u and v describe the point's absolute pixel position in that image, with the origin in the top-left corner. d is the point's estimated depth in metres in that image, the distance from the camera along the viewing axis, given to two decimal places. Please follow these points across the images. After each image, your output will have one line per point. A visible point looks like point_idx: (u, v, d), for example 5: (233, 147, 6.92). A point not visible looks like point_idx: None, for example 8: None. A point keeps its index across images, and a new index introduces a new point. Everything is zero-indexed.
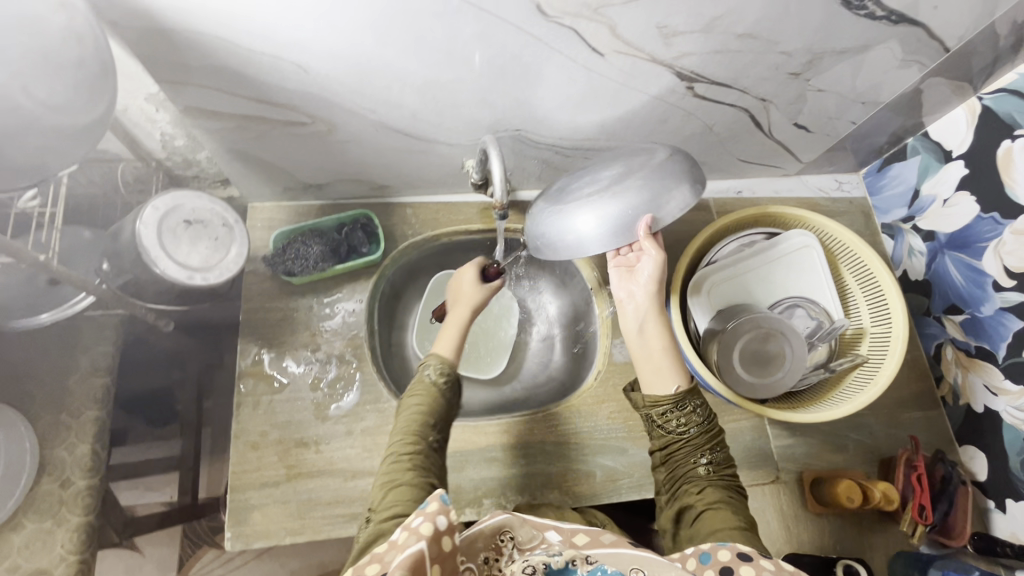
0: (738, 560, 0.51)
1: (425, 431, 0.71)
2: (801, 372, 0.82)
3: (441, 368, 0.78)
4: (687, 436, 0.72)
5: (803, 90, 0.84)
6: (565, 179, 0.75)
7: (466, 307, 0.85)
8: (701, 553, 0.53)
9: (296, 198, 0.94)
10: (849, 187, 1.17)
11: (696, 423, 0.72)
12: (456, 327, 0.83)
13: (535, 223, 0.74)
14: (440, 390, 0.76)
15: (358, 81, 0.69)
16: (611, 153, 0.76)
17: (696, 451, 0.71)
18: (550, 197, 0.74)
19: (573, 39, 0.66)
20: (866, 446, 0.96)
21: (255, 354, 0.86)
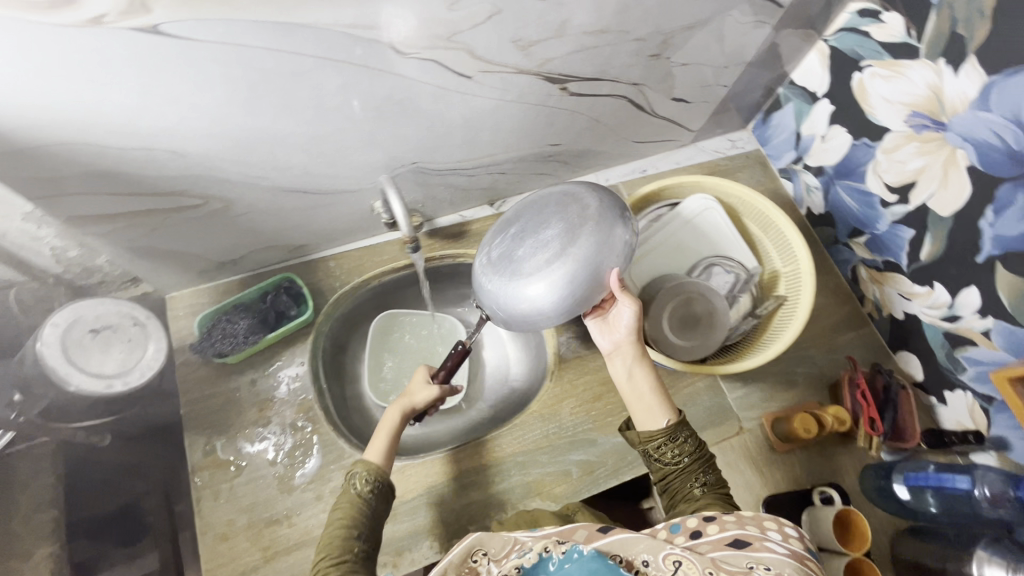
0: (703, 521, 0.58)
1: (346, 545, 0.67)
2: (728, 325, 0.87)
3: (367, 477, 0.73)
4: (682, 464, 0.70)
5: (668, 68, 0.90)
6: (505, 242, 0.74)
7: (400, 407, 0.81)
8: (671, 524, 0.59)
9: (214, 278, 0.93)
10: (742, 143, 1.25)
11: (689, 451, 0.71)
12: (388, 429, 0.79)
13: (491, 295, 0.74)
14: (364, 502, 0.71)
15: (239, 153, 0.69)
16: (531, 199, 0.76)
17: (691, 475, 0.70)
18: (496, 265, 0.73)
19: (437, 69, 0.69)
20: (813, 377, 1.01)
21: (205, 445, 0.84)
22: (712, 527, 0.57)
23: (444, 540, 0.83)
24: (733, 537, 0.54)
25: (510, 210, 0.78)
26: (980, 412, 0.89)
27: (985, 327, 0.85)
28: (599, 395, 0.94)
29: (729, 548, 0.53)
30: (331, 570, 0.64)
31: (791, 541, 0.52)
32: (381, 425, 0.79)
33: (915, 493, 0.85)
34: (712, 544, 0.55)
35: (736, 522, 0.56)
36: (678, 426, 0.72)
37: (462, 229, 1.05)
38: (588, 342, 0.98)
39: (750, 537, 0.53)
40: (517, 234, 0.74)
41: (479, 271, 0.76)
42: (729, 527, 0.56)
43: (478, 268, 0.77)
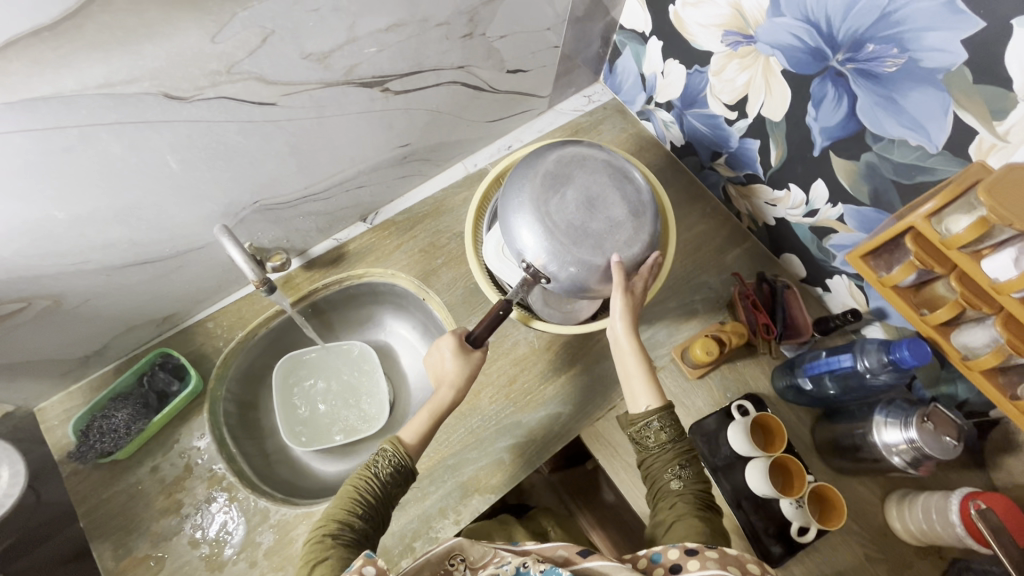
0: (685, 554, 0.58)
1: (349, 520, 0.67)
2: None
3: (394, 458, 0.73)
4: (661, 453, 0.74)
5: (488, 43, 0.90)
6: (573, 210, 0.75)
7: (449, 386, 0.79)
8: (653, 553, 0.60)
9: (83, 376, 0.86)
10: (598, 96, 1.26)
11: (669, 441, 0.74)
12: (437, 409, 0.79)
13: (570, 263, 0.74)
14: (379, 482, 0.72)
15: (45, 245, 0.64)
16: (582, 169, 0.79)
17: (667, 467, 0.73)
18: (572, 237, 0.74)
19: (232, 104, 0.65)
20: (710, 300, 1.06)
21: (117, 549, 0.79)
22: (693, 564, 0.57)
23: (392, 564, 0.82)
24: None
25: (554, 170, 0.78)
26: (856, 290, 0.95)
27: (838, 214, 0.91)
28: (514, 377, 0.95)
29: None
30: (328, 539, 0.65)
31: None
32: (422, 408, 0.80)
33: (816, 380, 0.90)
34: None
35: (719, 560, 0.57)
36: (667, 410, 0.76)
37: (339, 252, 1.02)
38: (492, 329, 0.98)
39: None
40: (582, 205, 0.76)
41: (546, 236, 0.74)
42: (710, 565, 0.56)
43: (542, 233, 0.74)
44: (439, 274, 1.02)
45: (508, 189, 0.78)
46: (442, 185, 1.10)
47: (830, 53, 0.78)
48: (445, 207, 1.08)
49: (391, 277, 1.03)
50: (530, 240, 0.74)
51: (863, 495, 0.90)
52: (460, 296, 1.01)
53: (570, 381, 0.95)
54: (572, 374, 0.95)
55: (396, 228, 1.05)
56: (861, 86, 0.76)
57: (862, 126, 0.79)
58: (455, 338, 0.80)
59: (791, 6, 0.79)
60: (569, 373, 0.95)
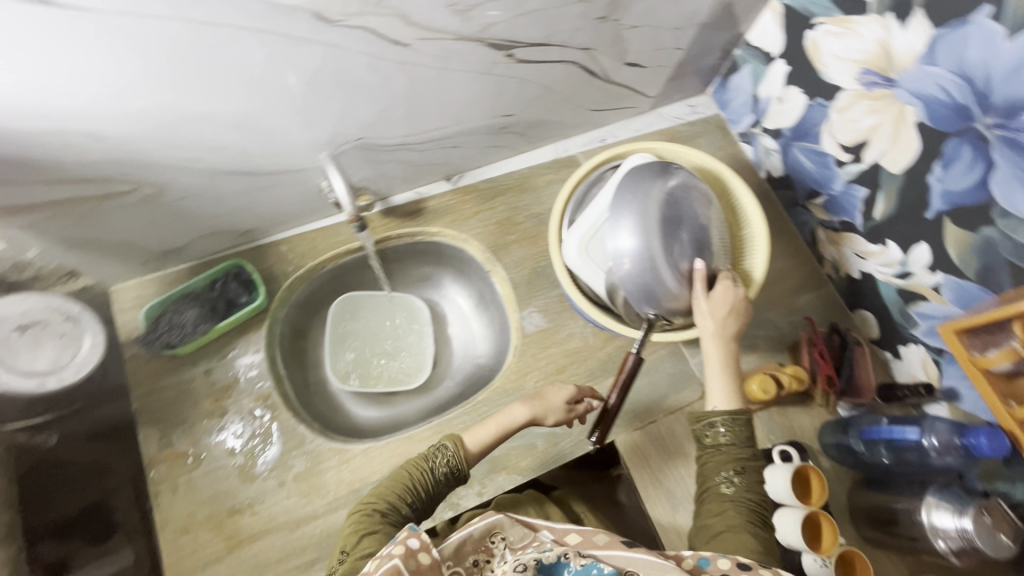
0: (736, 567, 0.59)
1: (400, 505, 0.70)
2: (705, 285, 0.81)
3: (451, 462, 0.74)
4: (717, 454, 0.74)
5: (618, 31, 0.87)
6: (687, 250, 0.76)
7: (530, 412, 0.81)
8: (700, 558, 0.61)
9: (160, 268, 0.89)
10: (702, 108, 1.23)
11: (727, 445, 0.74)
12: (501, 420, 0.80)
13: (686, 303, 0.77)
14: (434, 476, 0.73)
15: (166, 134, 0.65)
16: (685, 202, 0.77)
17: (719, 470, 0.73)
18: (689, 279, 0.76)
19: (369, 38, 0.65)
20: (773, 339, 1.02)
21: (161, 438, 0.82)
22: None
23: None
24: None
25: (667, 211, 0.75)
26: (932, 365, 0.90)
27: (935, 282, 0.86)
28: (562, 368, 0.94)
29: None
30: (376, 515, 0.68)
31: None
32: (496, 420, 0.80)
33: (869, 445, 0.88)
34: None
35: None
36: (739, 415, 0.74)
37: (418, 206, 1.02)
38: (550, 315, 0.97)
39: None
40: (694, 245, 0.76)
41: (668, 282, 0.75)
42: None
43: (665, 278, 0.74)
44: (510, 250, 1.02)
45: (617, 224, 0.76)
46: (529, 163, 1.09)
47: (978, 114, 0.73)
48: (528, 185, 1.07)
49: (462, 241, 1.03)
50: (652, 291, 0.75)
51: (889, 570, 0.87)
52: (525, 277, 1.00)
53: None
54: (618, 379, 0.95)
55: (477, 195, 1.04)
56: (1004, 156, 0.71)
57: (991, 198, 0.74)
58: (573, 392, 0.83)
59: (949, 57, 0.74)
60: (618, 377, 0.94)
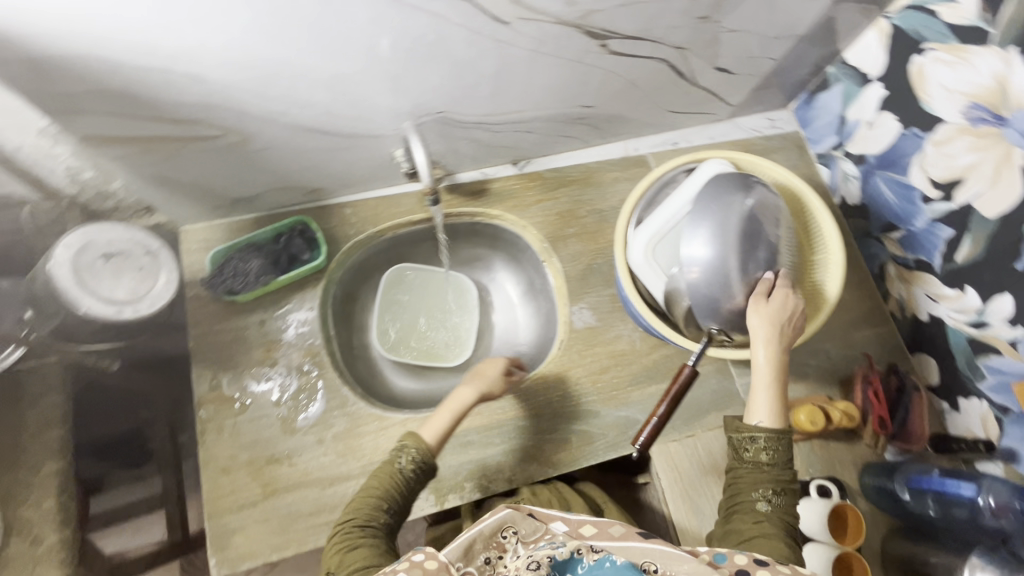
0: (755, 563, 0.56)
1: (374, 514, 0.68)
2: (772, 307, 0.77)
3: (417, 458, 0.73)
4: (757, 470, 0.70)
5: (716, 33, 0.84)
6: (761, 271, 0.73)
7: (474, 390, 0.81)
8: (717, 552, 0.58)
9: (229, 215, 0.91)
10: (781, 123, 1.18)
11: (767, 464, 0.70)
12: (452, 410, 0.79)
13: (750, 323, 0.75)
14: (404, 478, 0.72)
15: (261, 85, 0.65)
16: (763, 222, 0.74)
17: (758, 485, 0.69)
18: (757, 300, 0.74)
19: (473, 11, 0.64)
20: (825, 370, 0.99)
21: (212, 379, 0.84)
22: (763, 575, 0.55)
23: (440, 494, 0.83)
24: None
25: (746, 228, 0.73)
26: (993, 422, 0.86)
27: (1013, 338, 0.82)
28: (606, 368, 0.93)
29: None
30: (358, 531, 0.66)
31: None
32: (447, 403, 0.80)
33: (916, 495, 0.84)
34: None
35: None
36: (785, 432, 0.71)
37: (482, 187, 1.01)
38: (601, 314, 0.96)
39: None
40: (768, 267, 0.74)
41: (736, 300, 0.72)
42: None
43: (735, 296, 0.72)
44: (568, 243, 1.00)
45: (693, 234, 0.74)
46: (598, 158, 1.07)
47: None
48: (594, 179, 1.05)
49: (521, 228, 1.03)
50: (719, 305, 0.73)
51: None
52: (580, 272, 0.99)
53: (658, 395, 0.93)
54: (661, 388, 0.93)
55: (542, 183, 1.03)
56: None
57: None
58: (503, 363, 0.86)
59: None
60: (661, 386, 0.93)
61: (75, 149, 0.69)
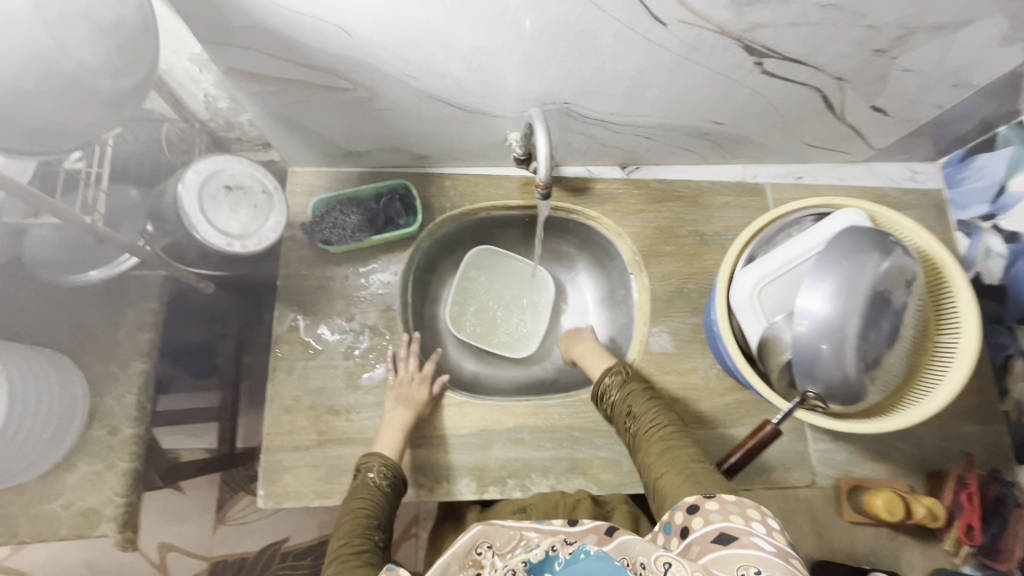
0: (688, 515, 0.58)
1: (367, 534, 0.66)
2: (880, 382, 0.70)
3: (385, 471, 0.73)
4: (627, 398, 0.77)
5: (887, 69, 0.76)
6: (877, 341, 0.67)
7: (407, 406, 0.81)
8: (665, 525, 0.59)
9: (337, 164, 0.92)
10: (923, 178, 1.06)
11: (625, 389, 0.78)
12: (399, 426, 0.79)
13: (851, 393, 0.68)
14: (382, 494, 0.71)
15: (402, 48, 0.64)
16: (894, 291, 0.67)
17: (635, 410, 0.75)
18: (866, 371, 0.67)
19: (634, 7, 0.60)
20: (914, 457, 0.89)
21: (291, 319, 0.86)
22: (698, 521, 0.56)
23: (481, 483, 0.82)
24: (719, 531, 0.54)
25: (875, 293, 0.66)
26: None
27: None
28: (673, 399, 0.89)
29: (715, 546, 0.52)
30: (359, 558, 0.63)
31: (775, 536, 0.51)
32: (388, 421, 0.79)
33: None
34: (701, 543, 0.54)
35: (720, 511, 0.55)
36: (609, 369, 0.81)
37: (585, 184, 0.98)
38: (680, 342, 0.92)
39: (736, 530, 0.52)
40: (885, 338, 0.67)
41: (845, 365, 0.66)
42: (713, 519, 0.55)
43: (845, 361, 0.66)
44: (661, 260, 0.96)
45: (813, 285, 0.67)
46: (712, 178, 1.01)
47: None
48: (703, 200, 0.99)
49: (615, 235, 0.98)
50: (825, 368, 0.67)
51: None
52: (667, 293, 0.94)
53: (720, 439, 0.88)
54: (726, 433, 0.89)
55: (647, 193, 0.98)
56: None
57: None
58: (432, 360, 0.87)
59: None
60: (726, 430, 0.88)
61: (217, 79, 0.71)
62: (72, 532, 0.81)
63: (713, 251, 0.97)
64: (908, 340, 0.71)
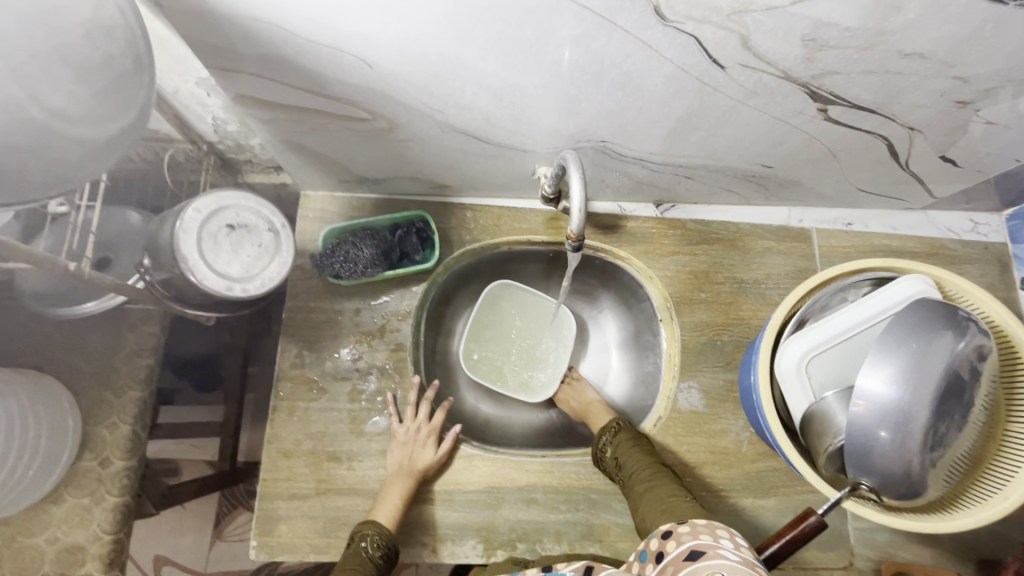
0: (662, 539, 0.54)
1: None
2: (942, 478, 0.62)
3: (379, 540, 0.68)
4: (617, 445, 0.75)
5: (965, 121, 0.67)
6: (942, 435, 0.59)
7: (409, 473, 0.75)
8: (640, 554, 0.56)
9: (351, 190, 0.86)
10: (986, 229, 0.97)
11: (615, 438, 0.76)
12: (399, 492, 0.73)
13: (910, 490, 0.61)
14: (374, 567, 0.66)
15: (427, 80, 0.58)
16: (966, 381, 0.60)
17: (624, 455, 0.73)
18: (930, 468, 0.60)
19: (691, 47, 0.53)
20: (964, 542, 0.81)
21: (295, 356, 0.81)
22: (671, 545, 0.53)
23: (488, 546, 0.76)
24: (689, 549, 0.50)
25: (945, 382, 0.58)
26: None
27: None
28: (700, 463, 0.82)
29: (686, 563, 0.49)
30: None
31: (742, 550, 0.48)
32: (388, 488, 0.74)
33: None
34: (672, 563, 0.50)
35: (691, 532, 0.53)
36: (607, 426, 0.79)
37: (616, 222, 0.91)
38: (711, 400, 0.85)
39: (705, 546, 0.49)
40: (952, 432, 0.60)
41: (906, 461, 0.59)
42: (685, 540, 0.52)
43: (907, 456, 0.59)
44: (693, 309, 0.88)
45: (874, 369, 0.59)
46: (754, 220, 0.93)
47: None
48: (743, 244, 0.91)
49: (645, 277, 0.91)
50: (882, 461, 0.60)
51: None
52: (699, 344, 0.87)
53: (750, 510, 0.81)
54: (757, 504, 0.81)
55: (682, 234, 0.91)
56: None
57: None
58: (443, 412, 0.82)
59: None
60: (757, 501, 0.81)
61: (226, 104, 0.66)
62: (54, 569, 0.77)
63: (751, 301, 0.89)
64: (976, 431, 0.63)
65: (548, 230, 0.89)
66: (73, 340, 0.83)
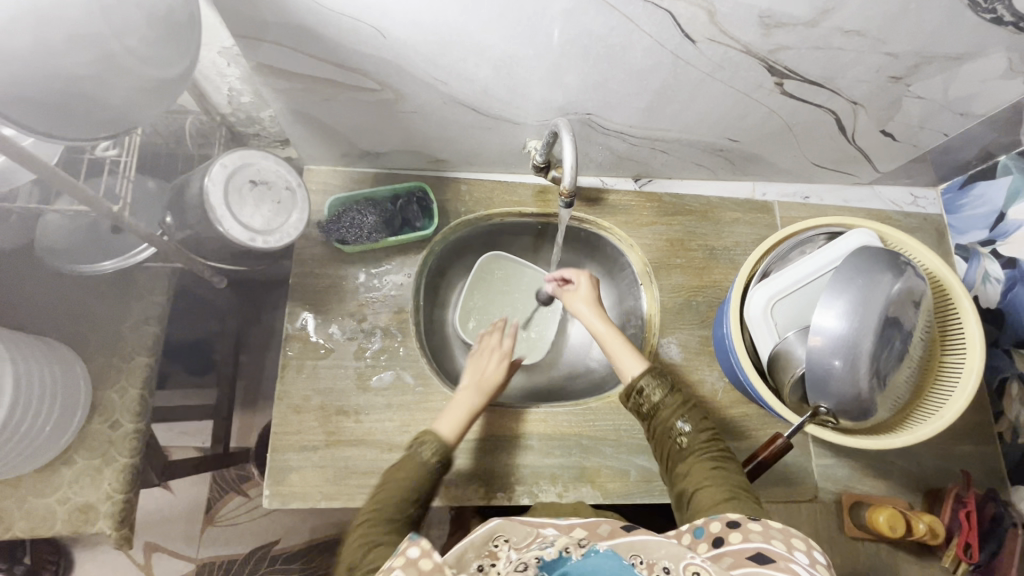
0: (728, 527, 0.52)
1: (402, 509, 0.65)
2: (890, 401, 0.72)
3: (437, 448, 0.72)
4: (664, 406, 0.74)
5: (899, 97, 0.78)
6: (888, 360, 0.69)
7: (478, 391, 0.80)
8: (696, 528, 0.54)
9: (352, 164, 0.92)
10: (925, 203, 1.09)
11: (661, 398, 0.74)
12: (464, 408, 0.78)
13: (862, 410, 0.70)
14: (429, 469, 0.70)
15: (436, 51, 0.65)
16: (906, 314, 0.69)
17: (673, 419, 0.73)
18: (878, 389, 0.69)
19: (669, 23, 0.61)
20: (912, 474, 0.91)
21: (301, 318, 0.85)
22: (735, 535, 0.51)
23: (488, 489, 0.82)
24: (755, 549, 0.48)
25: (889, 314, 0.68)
26: None
27: None
28: None
29: (751, 562, 0.47)
30: (379, 524, 0.63)
31: (818, 568, 0.46)
32: (459, 401, 0.79)
33: None
34: (732, 555, 0.48)
35: (763, 533, 0.50)
36: (652, 369, 0.76)
37: (599, 195, 0.99)
38: (688, 353, 0.93)
39: (775, 553, 0.47)
40: (895, 358, 0.69)
41: (860, 382, 0.68)
42: (753, 538, 0.50)
43: (860, 378, 0.68)
44: (671, 273, 0.97)
45: (831, 305, 0.68)
46: (722, 194, 1.02)
47: None
48: (714, 215, 1.00)
49: (627, 245, 0.99)
50: (837, 385, 0.68)
51: None
52: (676, 305, 0.95)
53: None
54: (732, 447, 0.89)
55: (659, 206, 0.99)
56: None
57: None
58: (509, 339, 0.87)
59: None
60: (732, 444, 0.89)
61: (244, 74, 0.71)
62: (66, 528, 0.79)
63: (722, 266, 0.98)
64: (915, 361, 0.72)
65: (537, 202, 0.96)
66: (82, 307, 0.85)
